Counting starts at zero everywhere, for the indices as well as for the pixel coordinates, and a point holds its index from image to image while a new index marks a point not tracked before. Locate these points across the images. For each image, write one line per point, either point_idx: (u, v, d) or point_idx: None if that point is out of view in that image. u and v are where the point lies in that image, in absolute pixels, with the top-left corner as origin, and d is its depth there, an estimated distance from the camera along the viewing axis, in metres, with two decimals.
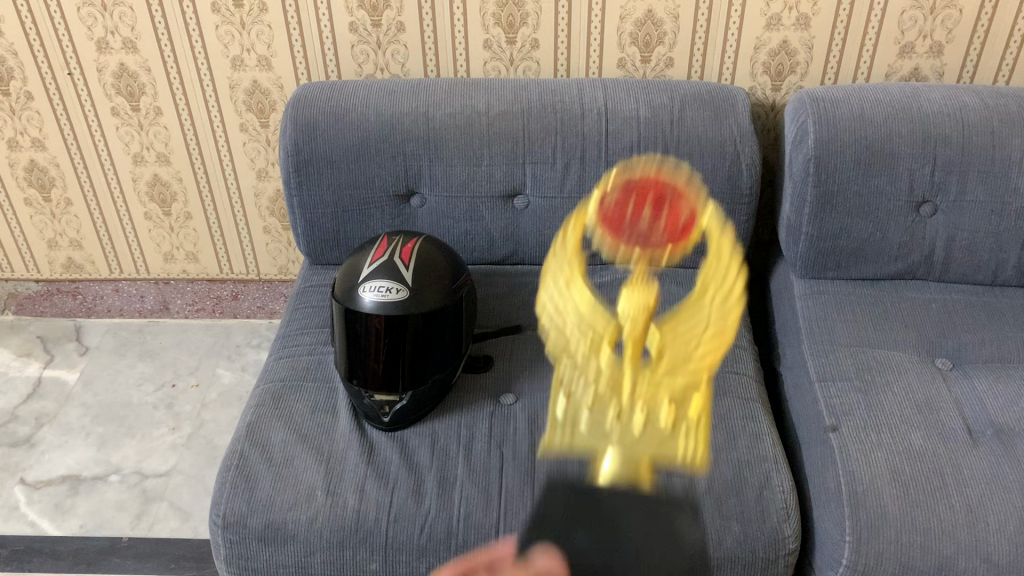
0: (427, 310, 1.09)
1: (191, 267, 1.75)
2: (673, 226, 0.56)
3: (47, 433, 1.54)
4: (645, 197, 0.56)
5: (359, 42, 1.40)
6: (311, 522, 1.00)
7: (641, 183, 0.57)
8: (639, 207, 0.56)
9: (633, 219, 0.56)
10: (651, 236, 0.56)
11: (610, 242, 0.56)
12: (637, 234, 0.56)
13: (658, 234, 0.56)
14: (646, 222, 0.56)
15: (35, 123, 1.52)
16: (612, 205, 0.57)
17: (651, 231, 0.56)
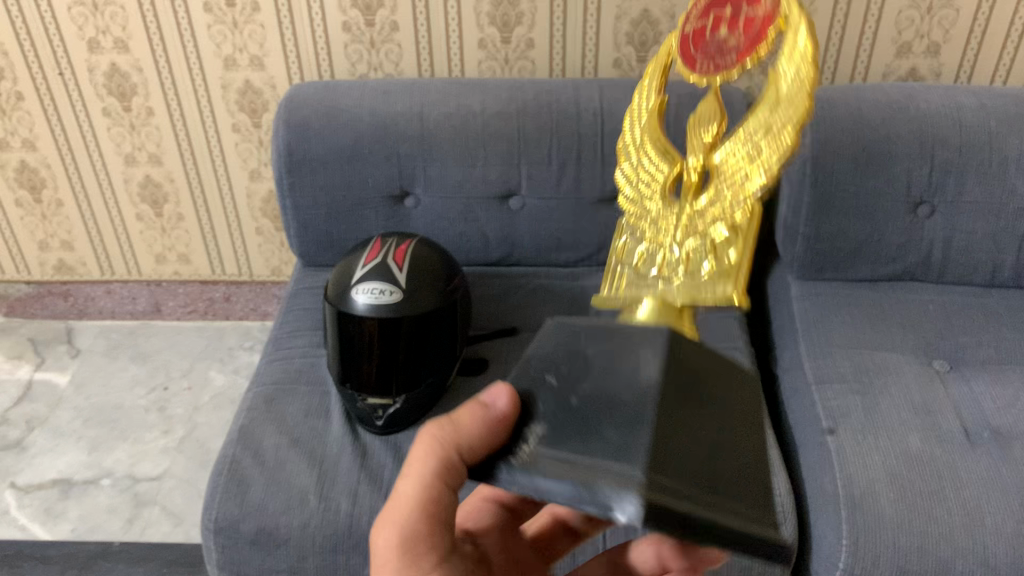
0: (421, 313, 1.08)
1: (184, 268, 1.74)
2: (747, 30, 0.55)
3: (38, 436, 1.52)
4: (727, 6, 0.56)
5: (352, 41, 1.39)
6: (304, 527, 0.99)
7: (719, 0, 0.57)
8: (718, 23, 0.57)
9: (713, 32, 0.57)
10: (726, 46, 0.56)
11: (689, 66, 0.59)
12: (715, 46, 0.57)
13: (731, 44, 0.56)
14: (724, 34, 0.56)
15: (26, 123, 1.50)
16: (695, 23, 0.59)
17: (727, 42, 0.56)
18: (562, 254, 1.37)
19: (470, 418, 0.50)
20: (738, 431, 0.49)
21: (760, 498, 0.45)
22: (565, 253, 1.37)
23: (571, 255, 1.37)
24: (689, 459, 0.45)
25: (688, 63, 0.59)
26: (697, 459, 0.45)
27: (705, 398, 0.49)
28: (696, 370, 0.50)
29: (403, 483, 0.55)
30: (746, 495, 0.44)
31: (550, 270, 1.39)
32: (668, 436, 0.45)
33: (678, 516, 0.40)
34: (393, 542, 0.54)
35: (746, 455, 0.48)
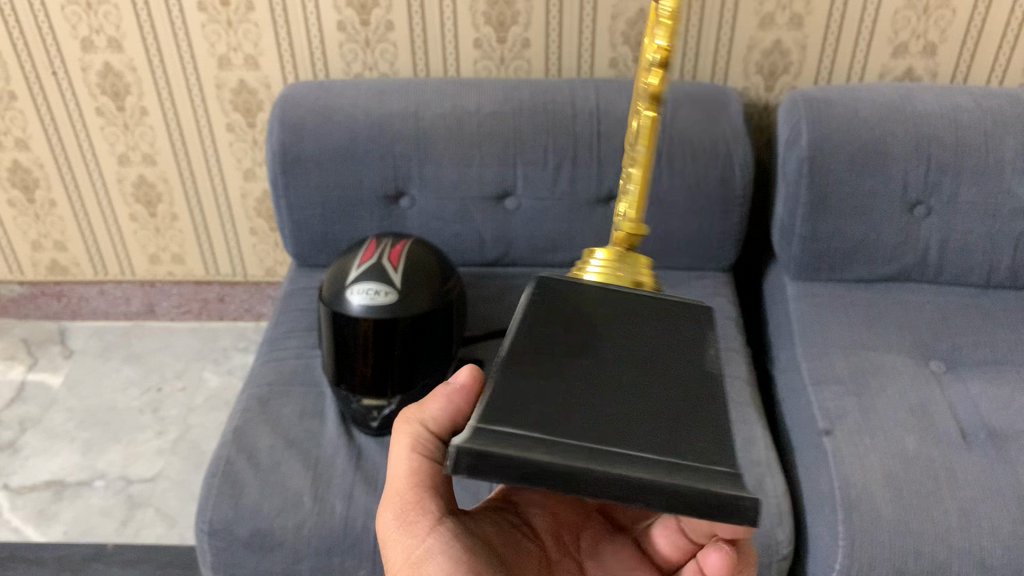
0: (416, 313, 1.08)
1: (177, 269, 1.72)
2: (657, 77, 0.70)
3: (31, 438, 1.51)
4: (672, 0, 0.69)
5: (347, 41, 1.38)
6: (298, 529, 0.98)
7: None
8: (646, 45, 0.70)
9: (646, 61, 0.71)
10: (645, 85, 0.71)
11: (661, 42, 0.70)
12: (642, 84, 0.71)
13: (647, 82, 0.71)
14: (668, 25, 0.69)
15: (19, 123, 1.49)
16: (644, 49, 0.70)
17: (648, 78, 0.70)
18: (558, 255, 1.37)
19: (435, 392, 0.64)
20: (621, 381, 0.55)
21: (617, 439, 0.50)
22: (561, 253, 1.36)
23: (567, 256, 1.37)
24: (549, 407, 0.51)
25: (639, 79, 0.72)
26: (561, 404, 0.52)
27: (592, 356, 0.57)
28: (579, 333, 0.59)
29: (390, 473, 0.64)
30: (602, 435, 0.50)
31: (546, 271, 1.39)
32: (536, 387, 0.53)
33: (496, 459, 0.47)
34: (393, 519, 0.61)
35: (624, 403, 0.53)
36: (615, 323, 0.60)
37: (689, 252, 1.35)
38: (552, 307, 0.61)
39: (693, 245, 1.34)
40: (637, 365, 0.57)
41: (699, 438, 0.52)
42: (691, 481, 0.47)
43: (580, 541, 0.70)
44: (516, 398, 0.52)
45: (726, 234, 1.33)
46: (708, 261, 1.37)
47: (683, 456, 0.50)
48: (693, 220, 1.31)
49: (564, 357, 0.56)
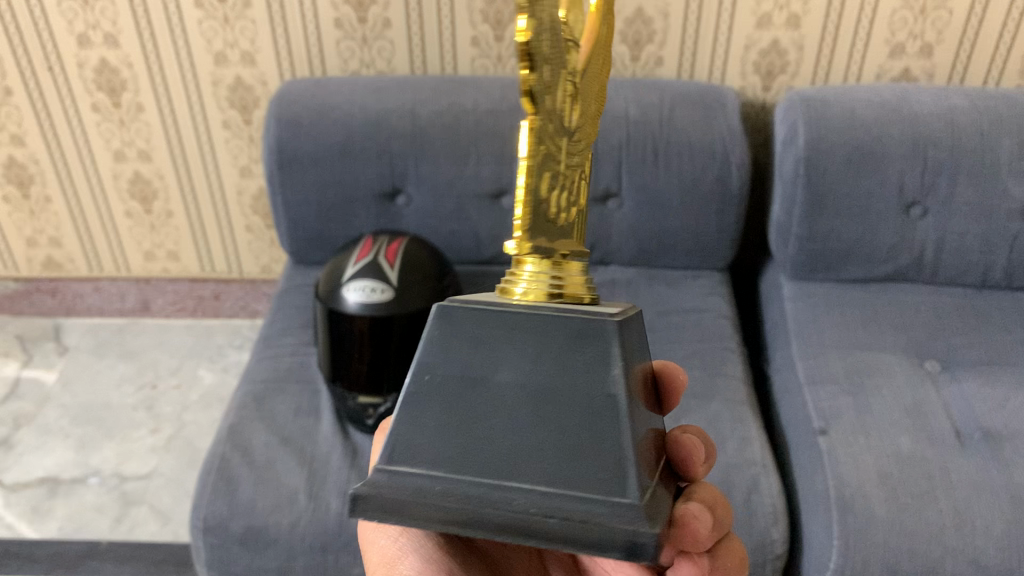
0: (412, 311, 1.07)
1: (173, 265, 1.71)
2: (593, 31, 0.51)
3: (25, 434, 1.51)
4: None
5: (344, 38, 1.38)
6: (293, 527, 0.98)
7: None
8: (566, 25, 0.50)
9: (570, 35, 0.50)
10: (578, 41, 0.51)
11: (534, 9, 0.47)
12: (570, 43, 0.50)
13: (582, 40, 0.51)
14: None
15: (14, 118, 1.49)
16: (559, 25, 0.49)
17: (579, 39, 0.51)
18: None
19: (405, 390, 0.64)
20: (523, 405, 0.48)
21: (512, 472, 0.45)
22: None
23: None
24: (445, 448, 0.47)
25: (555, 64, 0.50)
26: (452, 441, 0.47)
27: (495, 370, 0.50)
28: (485, 349, 0.50)
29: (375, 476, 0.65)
30: (499, 473, 0.45)
31: None
32: (432, 424, 0.48)
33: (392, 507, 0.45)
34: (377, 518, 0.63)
35: (530, 437, 0.47)
36: (525, 329, 0.51)
37: (686, 251, 1.35)
38: (461, 326, 0.52)
39: (690, 244, 1.34)
40: (550, 378, 0.49)
41: (608, 468, 0.45)
42: (585, 531, 0.42)
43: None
44: (409, 443, 0.47)
45: (722, 234, 1.33)
46: (704, 261, 1.37)
47: (590, 486, 0.44)
48: (689, 219, 1.31)
49: (465, 388, 0.49)
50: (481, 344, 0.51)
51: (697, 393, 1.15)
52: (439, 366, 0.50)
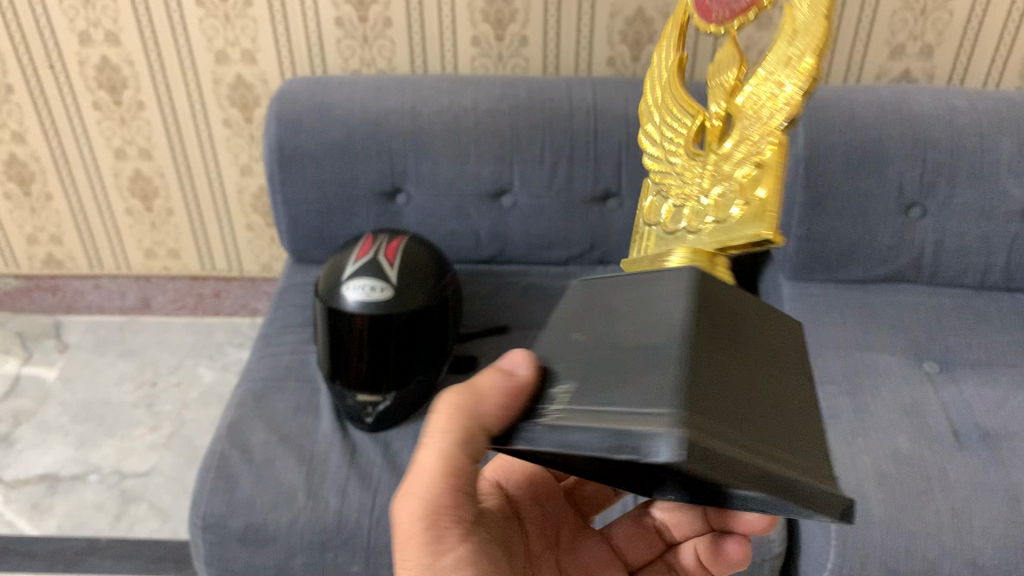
0: (412, 309, 1.08)
1: (173, 263, 1.72)
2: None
3: (25, 431, 1.51)
4: None
5: (345, 37, 1.38)
6: (291, 525, 0.98)
7: None
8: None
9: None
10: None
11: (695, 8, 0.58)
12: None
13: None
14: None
15: (15, 116, 1.49)
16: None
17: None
18: (554, 253, 1.37)
19: (493, 385, 0.52)
20: (763, 374, 0.47)
21: (784, 445, 0.43)
22: (557, 251, 1.37)
23: (562, 253, 1.37)
24: (720, 396, 0.42)
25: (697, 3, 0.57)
26: (726, 391, 0.43)
27: (738, 333, 0.48)
28: (727, 314, 0.48)
29: (425, 453, 0.56)
30: (769, 438, 0.43)
31: (542, 269, 1.39)
32: (703, 368, 0.43)
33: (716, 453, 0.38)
34: (420, 512, 0.55)
35: (770, 392, 0.46)
36: (749, 312, 0.50)
37: None
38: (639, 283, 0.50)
39: None
40: (773, 355, 0.49)
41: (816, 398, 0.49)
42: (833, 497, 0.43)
43: (561, 535, 0.72)
44: (675, 387, 0.41)
45: None
46: None
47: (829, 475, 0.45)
48: None
49: (707, 338, 0.45)
50: (708, 297, 0.48)
51: None
52: (685, 314, 0.46)
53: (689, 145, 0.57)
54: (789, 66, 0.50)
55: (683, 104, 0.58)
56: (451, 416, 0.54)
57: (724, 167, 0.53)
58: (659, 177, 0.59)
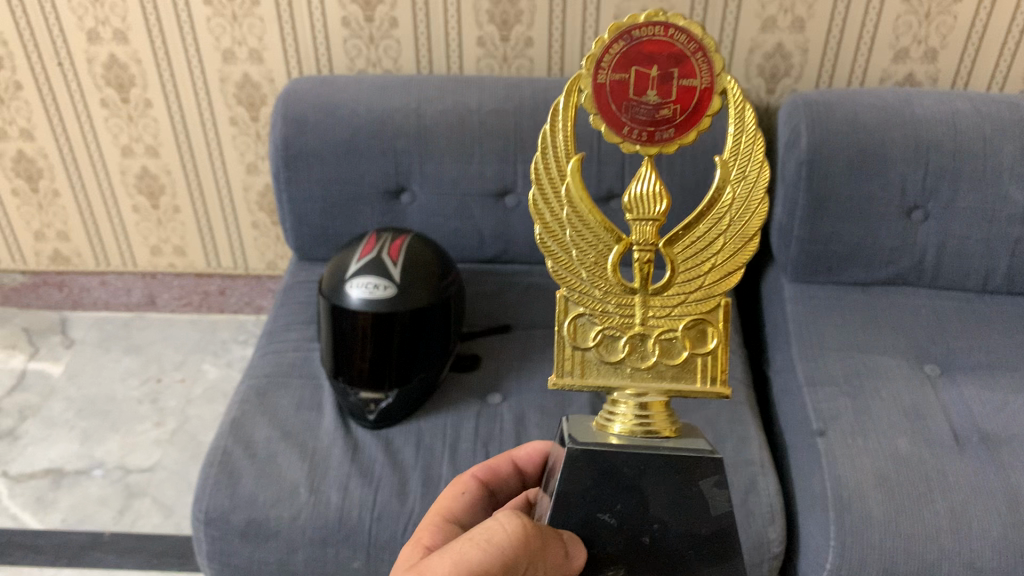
0: (415, 307, 1.08)
1: (179, 261, 1.72)
2: (680, 100, 0.60)
3: (30, 426, 1.52)
4: (653, 66, 0.59)
5: (351, 37, 1.39)
6: (294, 520, 0.99)
7: (637, 53, 0.59)
8: (645, 82, 0.60)
9: (640, 95, 0.60)
10: (659, 114, 0.60)
11: (614, 117, 0.60)
12: (645, 111, 0.60)
13: (665, 111, 0.60)
14: (654, 101, 0.60)
15: (24, 113, 1.50)
16: (616, 82, 0.60)
17: (659, 108, 0.60)
18: None
19: (557, 562, 0.59)
20: None
21: None
22: None
23: None
24: None
25: (605, 117, 0.60)
26: None
27: None
28: None
29: (463, 550, 0.58)
30: None
31: (545, 269, 1.40)
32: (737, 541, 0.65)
33: None
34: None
35: None
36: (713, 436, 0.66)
37: None
38: (668, 479, 0.61)
39: None
40: None
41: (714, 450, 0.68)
42: None
43: None
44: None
45: None
46: None
47: None
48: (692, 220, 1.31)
49: None
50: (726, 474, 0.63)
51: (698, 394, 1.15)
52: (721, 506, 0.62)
53: (606, 270, 0.64)
54: (727, 239, 0.64)
55: (594, 227, 0.64)
56: (508, 533, 0.59)
57: (666, 307, 0.64)
58: (579, 295, 0.64)
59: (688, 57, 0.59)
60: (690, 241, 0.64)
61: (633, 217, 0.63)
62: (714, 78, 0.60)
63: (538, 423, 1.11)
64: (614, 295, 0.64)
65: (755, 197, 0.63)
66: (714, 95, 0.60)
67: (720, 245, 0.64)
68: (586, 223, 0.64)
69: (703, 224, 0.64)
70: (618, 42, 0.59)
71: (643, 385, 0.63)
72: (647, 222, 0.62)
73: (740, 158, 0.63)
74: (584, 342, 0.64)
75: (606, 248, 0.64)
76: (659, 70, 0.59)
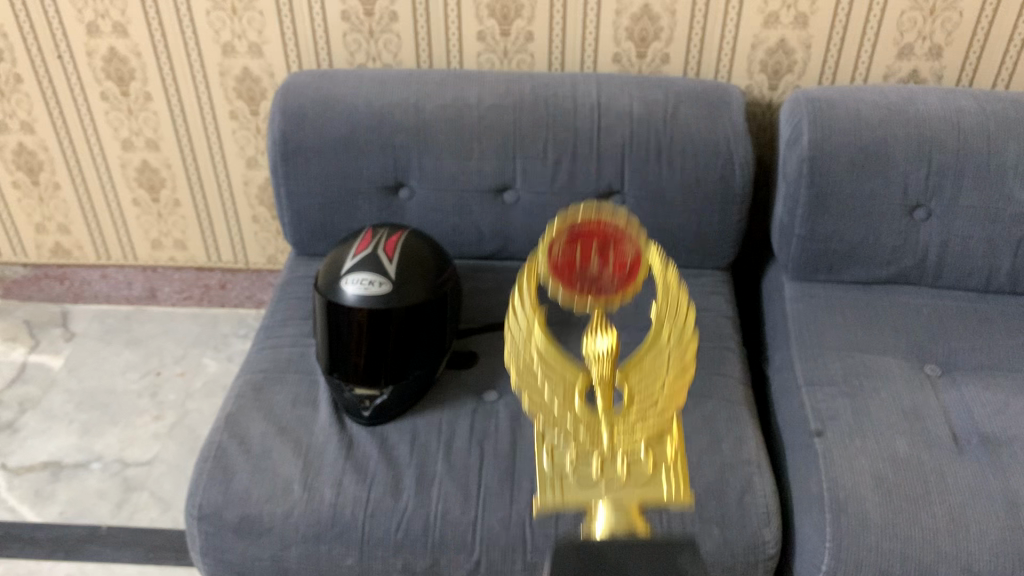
0: (410, 304, 1.07)
1: (179, 254, 1.72)
2: (620, 267, 0.60)
3: (30, 419, 1.52)
4: (590, 238, 0.59)
5: (351, 31, 1.38)
6: (287, 517, 0.99)
7: (577, 229, 0.59)
8: (585, 252, 0.60)
9: (582, 264, 0.60)
10: (602, 282, 0.60)
11: (565, 287, 0.60)
12: (587, 280, 0.60)
13: (608, 279, 0.60)
14: (598, 271, 0.60)
15: (24, 105, 1.50)
16: (560, 254, 0.60)
17: (601, 277, 0.60)
18: None
19: None
20: None
21: None
22: None
23: None
24: None
25: (555, 286, 0.59)
26: None
27: None
28: None
29: None
30: None
31: None
32: None
33: None
34: None
35: None
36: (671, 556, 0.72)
37: (688, 249, 1.33)
38: None
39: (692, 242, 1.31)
40: None
41: None
42: None
43: None
44: None
45: (725, 234, 1.31)
46: (707, 260, 1.34)
47: None
48: (693, 218, 1.29)
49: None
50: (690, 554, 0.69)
51: (695, 392, 1.14)
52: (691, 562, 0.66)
53: (568, 402, 0.62)
54: (679, 364, 0.62)
55: (553, 363, 0.62)
56: None
57: (632, 430, 0.61)
58: (546, 427, 0.62)
59: (622, 226, 0.60)
60: (646, 370, 0.62)
61: (589, 351, 0.61)
62: (644, 249, 0.60)
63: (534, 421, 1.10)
64: (578, 424, 0.61)
65: (689, 332, 0.62)
66: (648, 262, 0.61)
67: (675, 371, 0.62)
68: (544, 361, 0.62)
69: (654, 354, 0.62)
70: (555, 221, 0.59)
71: (616, 501, 0.60)
72: (598, 352, 0.60)
73: (674, 297, 0.62)
74: (555, 469, 0.62)
75: (566, 381, 0.62)
76: (597, 244, 0.60)
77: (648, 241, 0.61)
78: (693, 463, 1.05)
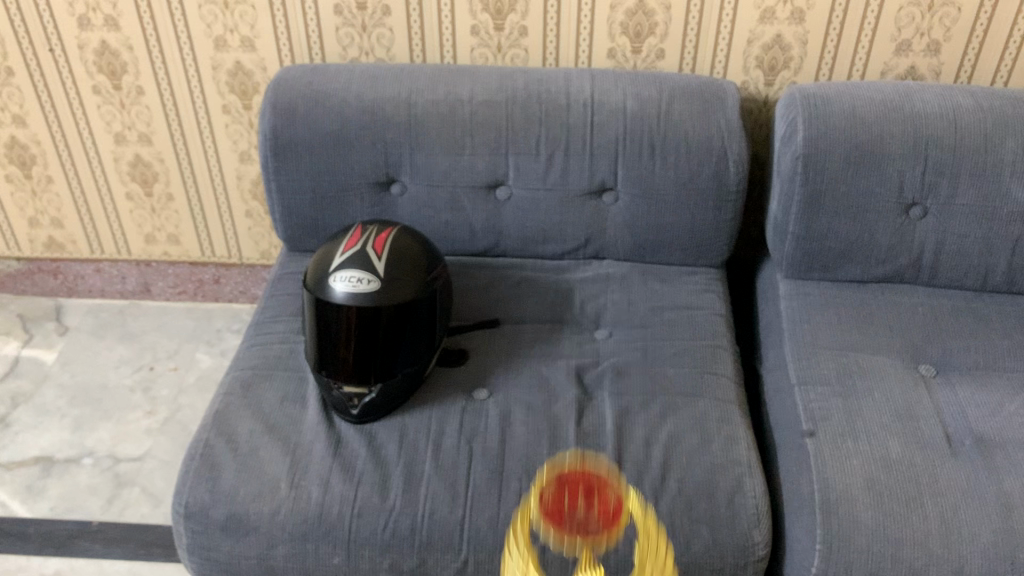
0: (398, 302, 1.07)
1: (173, 249, 1.71)
2: (605, 512, 0.62)
3: (22, 414, 1.52)
4: (577, 489, 0.62)
5: (344, 25, 1.37)
6: (273, 515, 0.99)
7: (569, 479, 0.62)
8: (575, 502, 0.62)
9: (571, 510, 0.61)
10: (589, 524, 0.61)
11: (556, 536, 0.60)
12: (575, 523, 0.61)
13: (595, 522, 0.61)
14: (586, 516, 0.61)
15: (16, 99, 1.49)
16: (550, 501, 0.62)
17: (588, 520, 0.61)
18: (549, 247, 1.34)
19: None
20: None
21: None
22: (552, 245, 1.34)
23: (557, 248, 1.34)
24: None
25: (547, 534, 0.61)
26: None
27: None
28: None
29: None
30: None
31: (538, 262, 1.36)
32: None
33: None
34: None
35: None
36: None
37: (681, 247, 1.32)
38: None
39: (686, 240, 1.31)
40: None
41: None
42: None
43: None
44: None
45: (720, 231, 1.30)
46: (701, 257, 1.33)
47: None
48: (686, 215, 1.28)
49: None
50: None
51: (686, 391, 1.13)
52: None
53: None
54: None
55: None
56: None
57: None
58: None
59: (605, 476, 0.63)
60: None
61: None
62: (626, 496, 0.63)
63: (524, 420, 1.09)
64: None
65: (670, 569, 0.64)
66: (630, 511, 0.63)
67: None
68: None
69: None
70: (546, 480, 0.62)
71: None
72: None
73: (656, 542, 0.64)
74: None
75: None
76: (585, 494, 0.62)
77: (627, 491, 0.64)
78: (683, 463, 1.04)
